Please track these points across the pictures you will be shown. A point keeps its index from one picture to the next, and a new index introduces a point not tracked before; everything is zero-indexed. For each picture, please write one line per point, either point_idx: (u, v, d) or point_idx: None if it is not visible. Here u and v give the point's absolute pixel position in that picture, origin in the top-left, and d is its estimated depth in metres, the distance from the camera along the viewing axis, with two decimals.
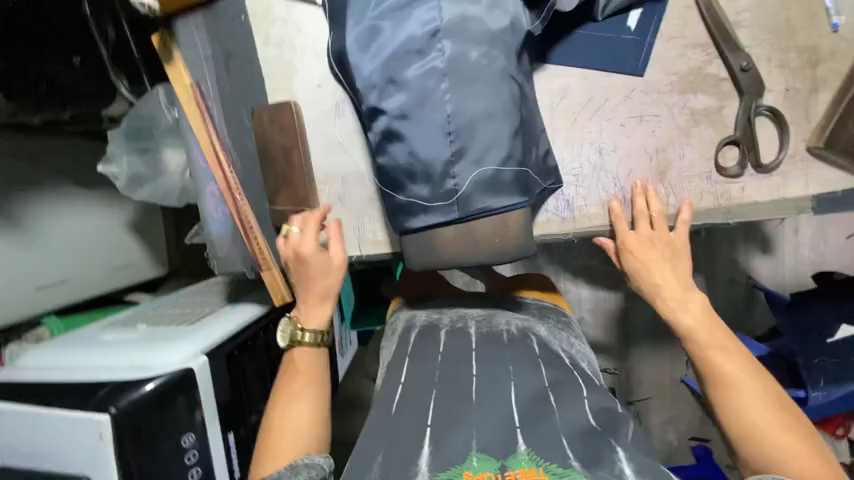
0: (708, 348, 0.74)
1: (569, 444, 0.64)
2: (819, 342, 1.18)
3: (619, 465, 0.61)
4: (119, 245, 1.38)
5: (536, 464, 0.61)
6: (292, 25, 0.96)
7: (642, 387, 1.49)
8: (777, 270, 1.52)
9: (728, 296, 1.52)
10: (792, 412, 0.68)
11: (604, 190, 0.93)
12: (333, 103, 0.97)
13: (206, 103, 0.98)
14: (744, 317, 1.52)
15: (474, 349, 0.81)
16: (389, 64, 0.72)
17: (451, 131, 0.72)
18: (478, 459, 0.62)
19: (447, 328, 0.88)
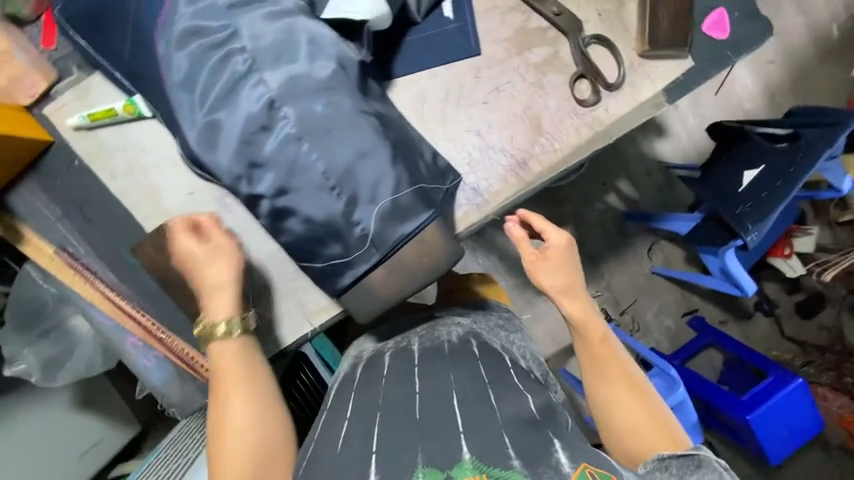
0: (596, 345, 0.84)
1: (511, 441, 0.65)
2: (735, 195, 1.39)
3: (556, 456, 0.62)
4: (76, 429, 1.25)
5: (478, 470, 0.60)
6: (132, 146, 0.88)
7: None
8: (681, 145, 1.75)
9: (652, 187, 1.74)
10: (649, 404, 0.80)
11: (499, 165, 0.97)
12: (214, 201, 0.91)
13: (79, 263, 0.92)
14: (672, 197, 1.75)
15: (417, 366, 0.83)
16: (243, 150, 0.70)
17: (333, 185, 0.72)
18: (423, 475, 0.61)
19: (392, 351, 0.91)
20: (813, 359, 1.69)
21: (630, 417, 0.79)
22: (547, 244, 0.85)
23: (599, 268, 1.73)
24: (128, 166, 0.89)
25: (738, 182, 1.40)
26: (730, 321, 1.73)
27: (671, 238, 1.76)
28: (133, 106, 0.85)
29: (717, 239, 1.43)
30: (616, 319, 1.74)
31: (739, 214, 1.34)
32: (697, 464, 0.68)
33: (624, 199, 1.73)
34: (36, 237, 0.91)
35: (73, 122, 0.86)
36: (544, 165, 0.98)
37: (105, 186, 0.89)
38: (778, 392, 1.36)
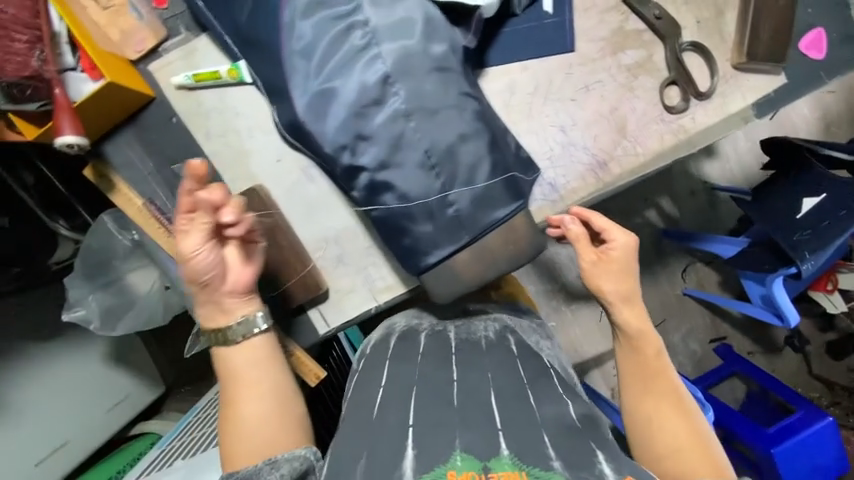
0: (646, 358, 0.75)
1: (552, 441, 0.63)
2: (790, 219, 1.31)
3: (599, 467, 0.59)
4: (110, 379, 1.28)
5: (518, 467, 0.57)
6: (228, 109, 0.91)
7: None
8: (728, 167, 1.71)
9: (694, 206, 1.71)
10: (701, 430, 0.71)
11: (579, 163, 0.97)
12: (299, 171, 0.94)
13: (165, 217, 0.94)
14: (715, 218, 1.71)
15: (454, 353, 0.83)
16: (352, 121, 0.72)
17: (433, 165, 0.73)
18: (461, 460, 0.58)
19: (427, 332, 0.91)
20: (840, 400, 1.66)
21: (683, 440, 0.70)
22: (611, 243, 0.77)
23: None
24: (222, 128, 0.92)
25: (798, 208, 1.31)
26: (759, 352, 1.71)
27: (708, 260, 1.73)
28: (237, 71, 0.88)
29: (765, 266, 1.39)
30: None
31: (796, 241, 1.28)
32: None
33: (663, 217, 1.70)
34: (127, 186, 0.93)
35: (177, 80, 0.90)
36: (623, 168, 0.97)
37: (198, 145, 0.93)
38: (806, 428, 1.29)
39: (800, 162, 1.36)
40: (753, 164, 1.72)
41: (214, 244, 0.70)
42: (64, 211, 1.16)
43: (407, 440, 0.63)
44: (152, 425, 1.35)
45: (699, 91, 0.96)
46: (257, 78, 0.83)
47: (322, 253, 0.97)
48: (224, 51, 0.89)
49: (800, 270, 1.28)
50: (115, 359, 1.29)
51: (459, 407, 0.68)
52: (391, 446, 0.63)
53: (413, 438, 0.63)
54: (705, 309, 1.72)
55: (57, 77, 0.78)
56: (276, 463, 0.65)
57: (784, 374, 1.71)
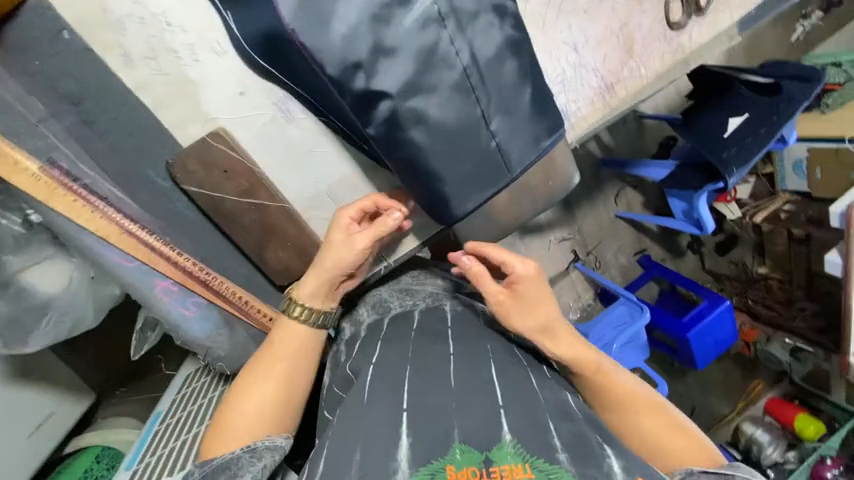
0: (584, 376, 0.61)
1: (554, 425, 0.49)
2: (719, 139, 1.24)
3: (607, 462, 0.46)
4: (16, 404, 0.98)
5: (522, 457, 0.45)
6: (153, 17, 0.63)
7: (589, 235, 1.68)
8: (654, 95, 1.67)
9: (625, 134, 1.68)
10: (663, 410, 0.60)
11: (589, 87, 0.90)
12: (270, 106, 0.71)
13: (77, 183, 0.67)
14: (640, 145, 1.69)
15: (450, 329, 0.64)
16: (368, 28, 0.55)
17: (473, 87, 0.60)
18: (460, 452, 0.46)
19: (421, 309, 0.70)
20: (724, 287, 1.71)
21: (651, 435, 0.59)
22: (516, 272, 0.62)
23: (573, 211, 1.64)
24: (148, 49, 0.64)
25: (724, 128, 1.25)
26: (668, 259, 1.73)
27: (635, 184, 1.70)
28: None
29: (693, 183, 1.34)
30: (582, 259, 1.66)
31: (725, 159, 1.20)
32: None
33: (601, 145, 1.65)
34: (10, 146, 0.63)
35: None
36: (628, 90, 0.93)
37: (115, 74, 0.65)
38: (713, 312, 1.39)
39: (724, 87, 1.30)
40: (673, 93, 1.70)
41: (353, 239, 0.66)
42: None
43: (403, 426, 0.49)
44: (87, 439, 1.07)
45: (699, 6, 0.93)
46: None
47: (313, 214, 0.79)
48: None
49: (726, 185, 1.24)
50: (23, 375, 1.00)
51: (458, 386, 0.53)
52: (385, 419, 0.50)
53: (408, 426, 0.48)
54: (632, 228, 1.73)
55: None
56: (255, 450, 0.57)
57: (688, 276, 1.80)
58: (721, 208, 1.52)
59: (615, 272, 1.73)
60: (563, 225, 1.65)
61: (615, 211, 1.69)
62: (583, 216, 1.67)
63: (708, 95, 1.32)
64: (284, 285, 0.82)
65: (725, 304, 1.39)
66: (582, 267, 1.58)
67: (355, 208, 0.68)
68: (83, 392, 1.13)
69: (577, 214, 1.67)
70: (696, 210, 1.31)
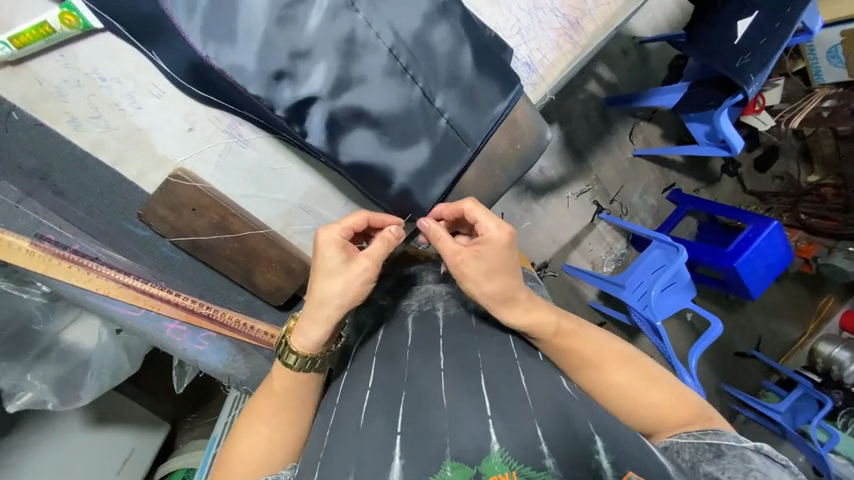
0: (554, 340, 0.60)
1: (543, 430, 0.48)
2: (729, 47, 1.09)
3: (595, 459, 0.45)
4: (101, 446, 1.06)
5: (508, 466, 0.44)
6: (85, 75, 0.63)
7: (609, 182, 1.58)
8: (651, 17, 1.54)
9: (627, 67, 1.55)
10: (645, 370, 0.61)
11: (552, 30, 0.83)
12: (222, 135, 0.71)
13: (69, 250, 0.70)
14: (646, 74, 1.57)
15: (441, 336, 0.62)
16: (278, 35, 0.52)
17: (404, 69, 0.56)
18: (451, 468, 0.45)
19: (415, 314, 0.67)
20: (771, 205, 1.65)
21: (637, 394, 0.58)
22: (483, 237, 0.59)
23: (586, 161, 1.53)
24: (91, 108, 0.65)
25: (733, 34, 1.10)
26: (702, 188, 1.66)
27: (649, 117, 1.60)
28: (73, 15, 0.56)
29: (711, 102, 1.19)
30: (606, 209, 1.57)
31: (739, 68, 1.05)
32: (718, 453, 0.50)
33: (603, 85, 1.52)
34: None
35: None
36: (597, 24, 0.85)
37: (69, 141, 0.67)
38: (759, 236, 1.24)
39: None
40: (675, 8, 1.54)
41: (341, 255, 0.56)
42: None
43: (395, 446, 0.48)
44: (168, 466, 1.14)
45: None
46: (106, 16, 0.56)
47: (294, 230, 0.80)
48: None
49: (746, 95, 1.07)
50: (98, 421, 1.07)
51: (448, 401, 0.52)
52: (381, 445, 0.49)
53: (398, 445, 0.48)
54: (651, 165, 1.62)
55: None
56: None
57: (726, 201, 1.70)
58: (751, 120, 1.35)
59: (644, 214, 1.63)
60: (577, 178, 1.54)
61: (633, 150, 1.59)
62: (598, 163, 1.56)
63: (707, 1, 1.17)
64: (281, 304, 0.84)
65: (774, 224, 1.24)
66: (606, 218, 1.48)
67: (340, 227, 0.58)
68: (158, 426, 1.19)
69: (592, 163, 1.55)
70: (720, 130, 1.15)
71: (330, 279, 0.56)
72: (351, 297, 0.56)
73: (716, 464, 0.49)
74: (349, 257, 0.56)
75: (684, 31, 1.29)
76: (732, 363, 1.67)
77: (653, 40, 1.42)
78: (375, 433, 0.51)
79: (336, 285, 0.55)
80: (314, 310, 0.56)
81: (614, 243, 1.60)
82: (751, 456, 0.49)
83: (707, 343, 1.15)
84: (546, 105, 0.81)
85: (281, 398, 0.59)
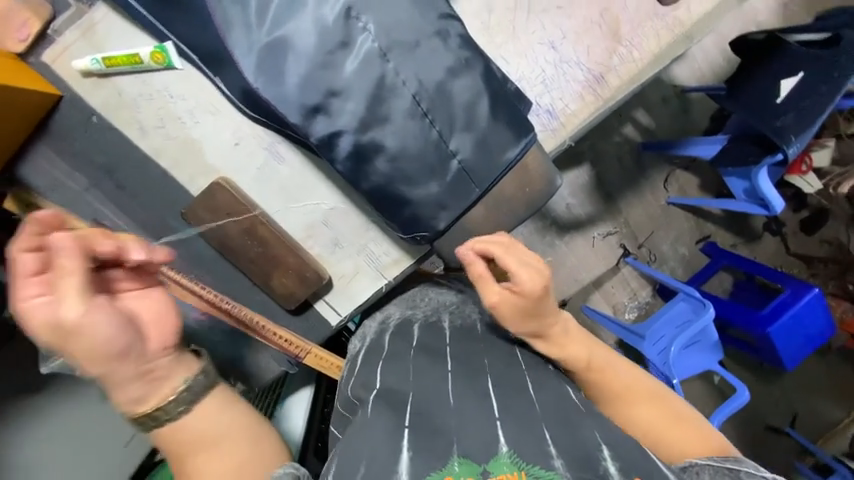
0: (591, 364, 0.65)
1: (550, 433, 0.51)
2: (769, 107, 1.09)
3: (603, 464, 0.49)
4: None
5: (517, 466, 0.47)
6: (157, 92, 0.74)
7: (639, 227, 1.56)
8: (695, 68, 1.54)
9: (667, 115, 1.55)
10: (666, 402, 0.66)
11: (575, 82, 0.87)
12: (263, 152, 0.79)
13: (119, 237, 0.81)
14: (687, 124, 1.56)
15: (447, 344, 0.68)
16: (317, 76, 0.60)
17: (425, 112, 0.62)
18: (460, 463, 0.47)
19: (420, 322, 0.77)
20: (817, 271, 1.59)
21: (662, 427, 0.63)
22: (518, 284, 0.62)
23: (616, 203, 1.53)
24: (157, 119, 0.76)
25: (776, 93, 1.09)
26: (740, 244, 1.60)
27: (687, 166, 1.58)
28: (162, 55, 0.71)
29: (750, 159, 1.18)
30: (633, 254, 1.55)
31: (780, 128, 1.06)
32: (732, 472, 0.58)
33: (640, 130, 1.53)
34: (67, 214, 0.77)
35: (82, 65, 0.71)
36: (622, 78, 0.88)
37: (134, 144, 0.77)
38: (797, 303, 1.19)
39: (774, 51, 1.13)
40: (721, 58, 1.55)
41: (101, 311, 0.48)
42: None
43: (402, 439, 0.51)
44: None
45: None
46: (187, 52, 0.70)
47: (314, 241, 0.86)
48: (138, 25, 0.70)
49: (786, 155, 1.09)
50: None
51: (455, 403, 0.55)
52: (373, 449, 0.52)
53: (408, 444, 0.50)
54: (686, 214, 1.59)
55: None
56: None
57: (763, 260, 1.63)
58: (796, 180, 1.33)
59: (674, 264, 1.59)
60: (606, 219, 1.53)
61: (667, 197, 1.57)
62: (628, 207, 1.55)
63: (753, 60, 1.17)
64: (291, 308, 0.89)
65: (814, 291, 1.18)
66: (633, 263, 1.47)
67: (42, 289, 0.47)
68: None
69: (622, 206, 1.55)
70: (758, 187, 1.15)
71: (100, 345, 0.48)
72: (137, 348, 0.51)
73: None
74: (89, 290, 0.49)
75: (726, 85, 1.30)
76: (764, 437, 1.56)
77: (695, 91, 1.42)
78: (375, 427, 0.55)
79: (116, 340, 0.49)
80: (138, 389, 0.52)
81: (640, 290, 1.57)
82: None
83: (730, 410, 1.11)
84: (556, 151, 0.86)
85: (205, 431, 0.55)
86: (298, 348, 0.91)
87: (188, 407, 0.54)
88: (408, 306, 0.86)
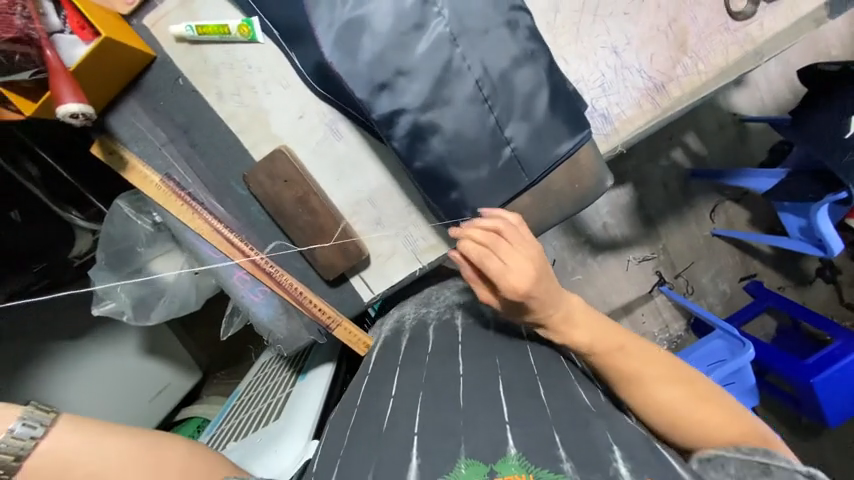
0: (597, 344, 0.63)
1: (560, 436, 0.52)
2: (838, 141, 1.04)
3: (614, 466, 0.48)
4: (146, 373, 1.23)
5: (524, 469, 0.48)
6: (238, 62, 0.81)
7: (678, 256, 1.50)
8: (757, 97, 1.48)
9: (720, 144, 1.50)
10: (687, 382, 0.63)
11: (635, 88, 0.87)
12: (324, 127, 0.84)
13: (184, 191, 0.87)
14: (742, 153, 1.50)
15: (459, 342, 0.77)
16: (388, 55, 0.63)
17: (485, 97, 0.65)
18: (466, 467, 0.49)
19: (435, 324, 0.87)
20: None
21: (680, 409, 0.61)
22: (507, 267, 0.61)
23: (656, 228, 1.48)
24: (235, 87, 0.82)
25: (845, 126, 1.04)
26: (788, 287, 1.51)
27: (737, 197, 1.51)
28: (248, 28, 0.78)
29: (809, 195, 1.14)
30: (668, 283, 1.49)
31: (848, 162, 1.01)
32: (764, 471, 0.55)
33: (690, 155, 1.48)
34: (140, 163, 0.84)
35: (179, 31, 0.79)
36: (683, 89, 0.87)
37: (211, 107, 0.84)
38: (848, 355, 1.12)
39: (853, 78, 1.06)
40: (787, 89, 1.48)
41: None
42: (74, 201, 1.09)
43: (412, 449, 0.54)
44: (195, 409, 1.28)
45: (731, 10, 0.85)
46: (272, 28, 0.76)
47: (359, 218, 0.90)
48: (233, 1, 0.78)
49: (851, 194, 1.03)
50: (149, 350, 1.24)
51: (466, 408, 0.58)
52: None
53: (417, 446, 0.54)
54: (733, 247, 1.51)
55: (46, 37, 0.68)
56: None
57: (812, 306, 1.52)
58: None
59: (712, 299, 1.52)
60: (643, 243, 1.49)
61: (712, 228, 1.51)
62: (668, 233, 1.50)
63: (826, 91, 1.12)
64: (329, 278, 0.92)
65: None
66: (667, 292, 1.43)
67: None
68: (192, 371, 1.33)
69: (662, 232, 1.50)
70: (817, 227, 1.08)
71: None
72: None
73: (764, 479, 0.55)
74: None
75: (791, 116, 1.24)
76: None
77: (756, 120, 1.36)
78: (398, 434, 0.58)
79: None
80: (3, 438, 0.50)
81: (672, 322, 1.50)
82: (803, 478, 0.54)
83: None
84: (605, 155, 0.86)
85: (62, 453, 0.51)
86: (330, 319, 0.93)
87: (23, 456, 0.50)
88: (423, 304, 0.97)
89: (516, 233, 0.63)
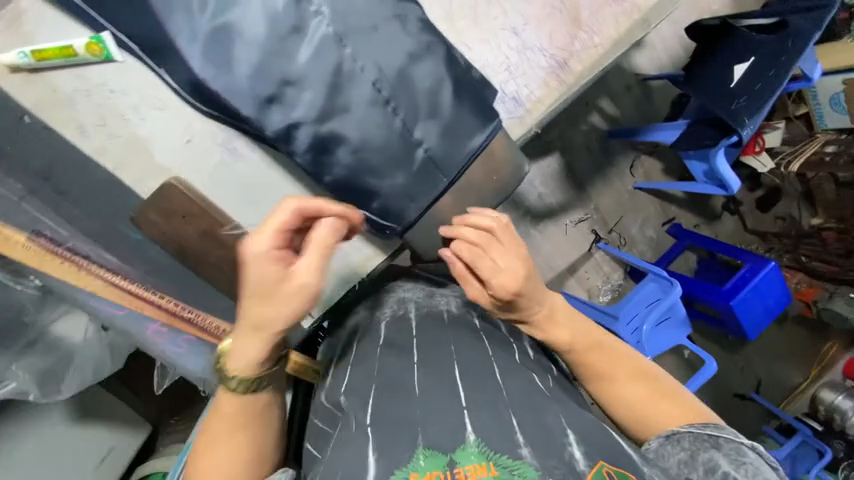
0: (570, 345, 0.67)
1: (517, 419, 0.52)
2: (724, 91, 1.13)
3: (568, 451, 0.50)
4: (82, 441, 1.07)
5: (484, 456, 0.48)
6: (96, 87, 0.68)
7: (608, 212, 1.60)
8: (655, 56, 1.59)
9: (630, 103, 1.59)
10: (652, 379, 0.67)
11: (539, 68, 0.87)
12: (219, 148, 0.74)
13: (65, 250, 0.73)
14: (649, 110, 1.61)
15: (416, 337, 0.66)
16: (270, 65, 0.56)
17: (386, 99, 0.60)
18: (424, 457, 0.48)
19: (389, 319, 0.73)
20: (773, 246, 1.66)
21: (639, 399, 0.66)
22: (497, 265, 0.62)
23: (586, 190, 1.56)
24: (98, 116, 0.70)
25: (729, 78, 1.13)
26: (702, 224, 1.67)
27: (651, 150, 1.62)
28: (99, 46, 0.65)
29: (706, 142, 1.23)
30: (604, 239, 1.59)
31: (734, 110, 1.09)
32: (714, 445, 0.59)
33: (606, 118, 1.56)
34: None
35: (8, 59, 0.64)
36: (584, 64, 0.88)
37: (72, 144, 0.70)
38: (756, 276, 1.26)
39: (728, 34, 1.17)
40: (679, 46, 1.59)
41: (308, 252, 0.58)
42: None
43: (369, 443, 0.51)
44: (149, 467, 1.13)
45: None
46: (129, 43, 0.65)
47: None
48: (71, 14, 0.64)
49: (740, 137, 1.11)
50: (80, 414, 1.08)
51: (422, 394, 0.56)
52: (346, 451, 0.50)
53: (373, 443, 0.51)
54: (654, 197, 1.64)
55: None
56: None
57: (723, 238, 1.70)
58: (750, 160, 1.41)
59: (643, 246, 1.64)
60: (577, 206, 1.56)
61: (634, 182, 1.62)
62: (597, 193, 1.58)
63: (708, 47, 1.21)
64: None
65: (771, 265, 1.27)
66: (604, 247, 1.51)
67: (273, 235, 0.55)
68: (139, 426, 1.17)
69: (591, 193, 1.58)
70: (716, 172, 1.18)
71: (267, 285, 0.55)
72: (289, 300, 0.56)
73: (714, 451, 0.58)
74: (283, 268, 0.55)
75: (682, 71, 1.34)
76: (732, 404, 1.63)
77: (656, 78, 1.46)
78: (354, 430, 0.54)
79: (273, 291, 0.55)
80: (250, 339, 0.57)
81: (612, 272, 1.61)
82: (745, 450, 0.58)
83: (700, 382, 1.16)
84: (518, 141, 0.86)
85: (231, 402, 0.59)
86: None
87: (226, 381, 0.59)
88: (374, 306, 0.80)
89: (507, 233, 0.64)
